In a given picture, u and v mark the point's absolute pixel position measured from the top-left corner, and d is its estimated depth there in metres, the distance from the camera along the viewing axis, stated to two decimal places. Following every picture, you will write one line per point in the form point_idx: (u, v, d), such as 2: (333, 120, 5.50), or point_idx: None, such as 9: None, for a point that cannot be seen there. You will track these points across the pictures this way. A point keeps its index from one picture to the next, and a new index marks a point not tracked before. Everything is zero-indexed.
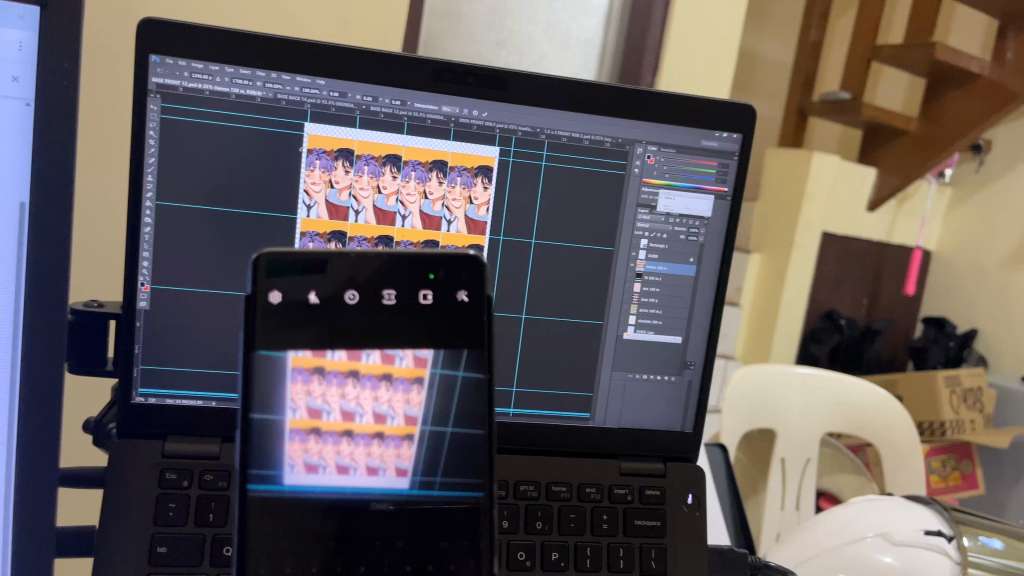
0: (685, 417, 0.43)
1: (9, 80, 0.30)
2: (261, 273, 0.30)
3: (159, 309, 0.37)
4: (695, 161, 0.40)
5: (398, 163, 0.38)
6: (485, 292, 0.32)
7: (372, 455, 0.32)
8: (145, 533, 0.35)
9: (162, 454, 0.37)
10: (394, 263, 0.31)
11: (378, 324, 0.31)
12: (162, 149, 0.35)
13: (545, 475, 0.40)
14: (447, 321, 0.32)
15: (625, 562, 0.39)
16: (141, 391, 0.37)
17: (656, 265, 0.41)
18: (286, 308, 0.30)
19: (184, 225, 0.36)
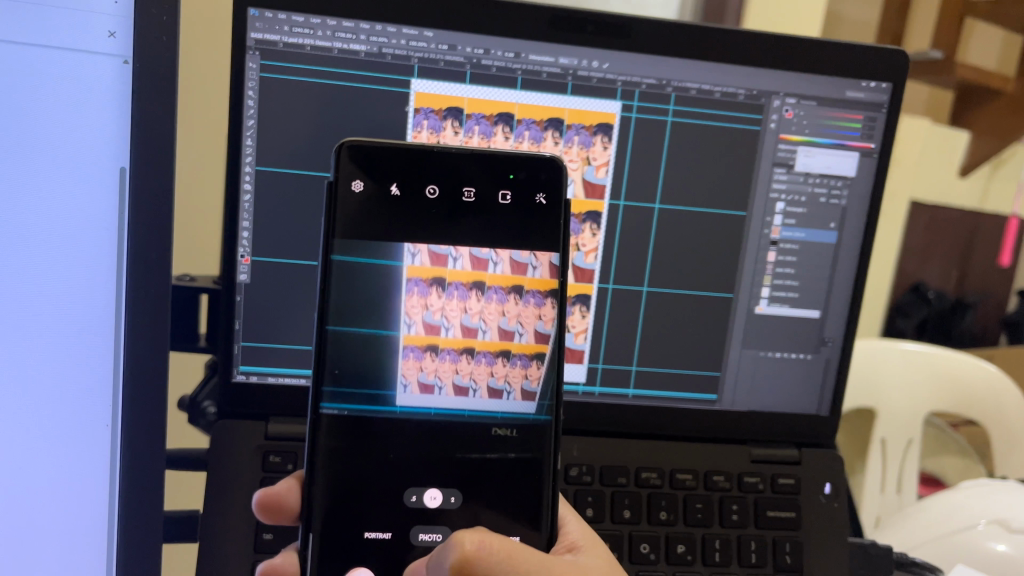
0: (822, 400, 0.39)
1: (106, 35, 0.27)
2: (345, 161, 0.29)
3: (259, 282, 0.34)
4: (840, 115, 0.36)
5: (510, 123, 0.34)
6: (565, 197, 0.30)
7: (494, 376, 0.31)
8: (250, 519, 0.34)
9: (265, 436, 0.35)
10: (475, 158, 0.29)
11: (456, 221, 0.30)
12: (262, 110, 0.33)
13: (668, 462, 0.37)
14: (526, 223, 0.30)
15: (758, 557, 0.36)
16: (242, 369, 0.35)
17: (793, 231, 0.37)
18: (366, 199, 0.29)
19: (285, 193, 0.34)
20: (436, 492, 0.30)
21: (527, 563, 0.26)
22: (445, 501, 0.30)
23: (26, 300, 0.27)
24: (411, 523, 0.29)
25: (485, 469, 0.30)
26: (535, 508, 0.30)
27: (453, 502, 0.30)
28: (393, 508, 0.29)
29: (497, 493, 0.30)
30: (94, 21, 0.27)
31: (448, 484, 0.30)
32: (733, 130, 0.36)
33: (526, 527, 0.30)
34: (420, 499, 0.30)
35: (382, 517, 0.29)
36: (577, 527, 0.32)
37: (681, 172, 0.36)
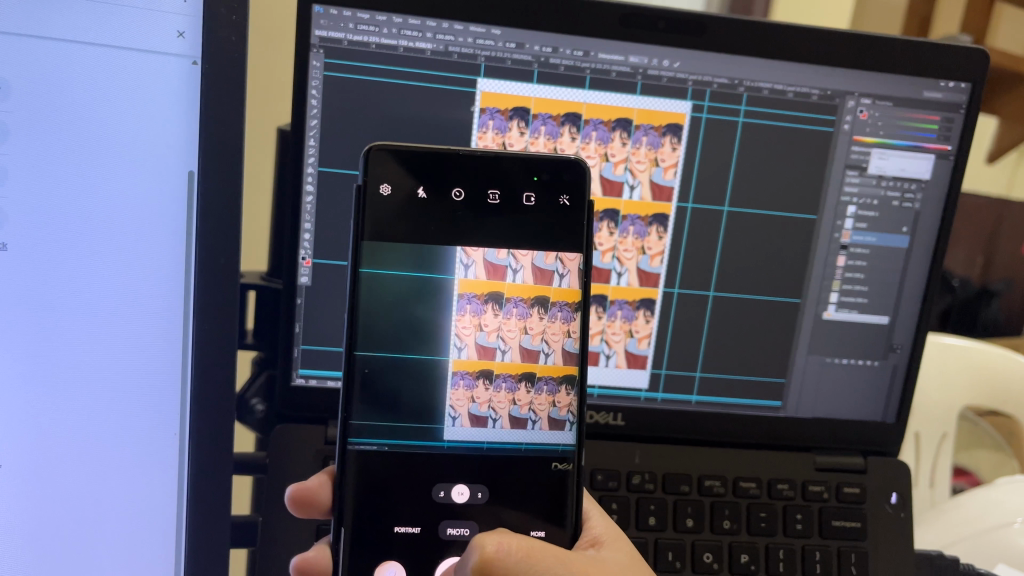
0: (888, 406, 0.38)
1: (174, 35, 0.27)
2: (371, 163, 0.28)
3: (320, 284, 0.34)
4: (916, 116, 0.35)
5: (577, 123, 0.33)
6: (588, 198, 0.28)
7: (557, 405, 0.30)
8: (310, 524, 0.34)
9: (326, 441, 0.34)
10: (499, 160, 0.28)
11: (481, 224, 0.29)
12: (325, 109, 0.32)
13: (731, 470, 0.36)
14: (552, 226, 0.29)
15: (822, 568, 0.35)
16: (301, 372, 0.34)
17: (864, 236, 0.36)
18: (393, 202, 0.28)
19: (347, 195, 0.33)
20: (463, 487, 0.29)
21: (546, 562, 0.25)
22: (472, 497, 0.28)
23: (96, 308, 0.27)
24: (439, 517, 0.28)
25: (514, 464, 0.29)
26: (562, 505, 0.29)
27: (479, 498, 0.28)
28: (422, 503, 0.28)
29: (522, 489, 0.29)
30: (161, 21, 0.26)
31: (475, 478, 0.29)
32: (807, 131, 0.35)
33: (553, 524, 0.28)
34: (447, 495, 0.28)
35: (411, 510, 0.28)
36: (602, 521, 0.31)
37: (753, 174, 0.35)
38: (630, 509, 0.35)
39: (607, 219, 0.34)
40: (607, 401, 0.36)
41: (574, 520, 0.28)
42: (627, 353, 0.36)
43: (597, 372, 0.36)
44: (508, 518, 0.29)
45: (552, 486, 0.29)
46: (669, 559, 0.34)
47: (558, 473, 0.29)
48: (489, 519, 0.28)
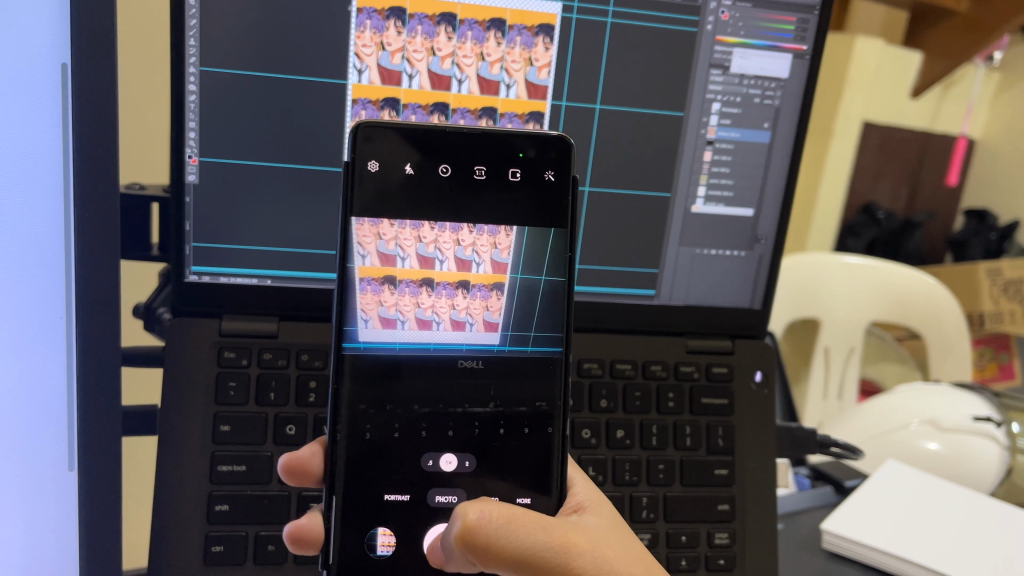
0: (755, 292, 0.41)
1: None
2: (364, 141, 0.29)
3: (208, 183, 0.35)
4: (773, 16, 0.37)
5: (453, 23, 0.35)
6: (572, 173, 0.31)
7: (456, 308, 0.32)
8: (207, 413, 0.35)
9: (219, 333, 0.36)
10: (484, 138, 0.30)
11: (469, 199, 0.31)
12: (203, 8, 0.33)
13: (608, 353, 0.39)
14: (536, 199, 0.31)
15: (691, 440, 0.39)
16: (194, 270, 0.36)
17: (728, 131, 0.38)
18: (383, 177, 0.30)
19: (230, 95, 0.34)
20: (451, 456, 0.30)
21: (526, 527, 0.27)
22: (460, 465, 0.30)
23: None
24: (428, 486, 0.30)
25: (498, 432, 0.31)
26: (544, 474, 0.31)
27: (468, 466, 0.30)
28: (410, 473, 0.30)
29: (506, 460, 0.31)
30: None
31: (463, 448, 0.31)
32: (673, 32, 0.37)
33: (539, 494, 0.31)
34: (436, 463, 0.30)
35: (401, 480, 0.30)
36: (585, 488, 0.32)
37: (623, 73, 0.37)
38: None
39: (487, 117, 0.36)
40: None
41: (559, 487, 0.31)
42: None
43: None
44: (492, 486, 0.31)
45: (534, 453, 0.31)
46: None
47: (545, 444, 0.31)
48: (477, 487, 0.30)
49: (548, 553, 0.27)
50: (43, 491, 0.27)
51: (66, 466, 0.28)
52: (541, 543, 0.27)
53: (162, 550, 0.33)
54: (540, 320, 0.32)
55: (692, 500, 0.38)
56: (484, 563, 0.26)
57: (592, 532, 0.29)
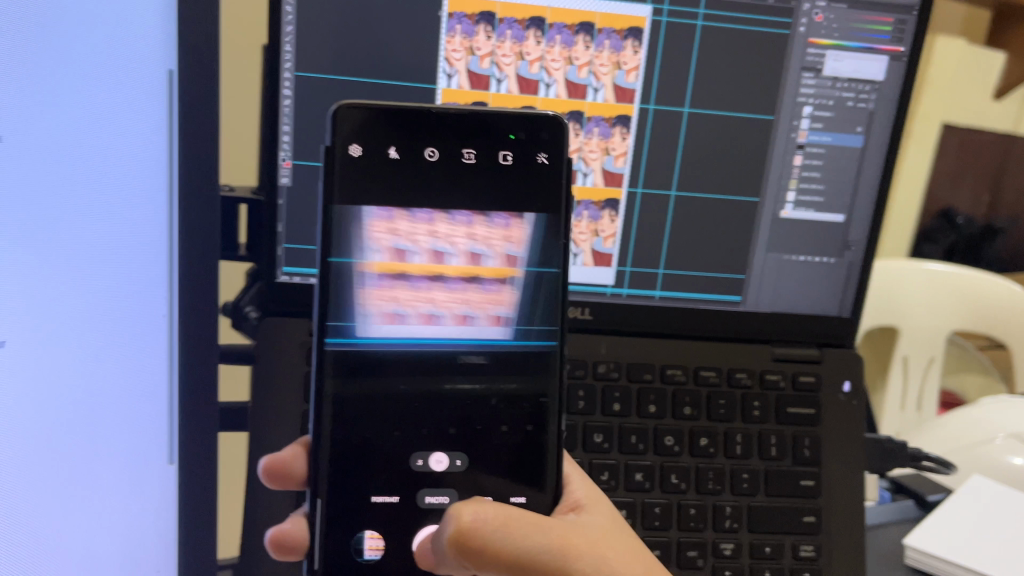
0: (844, 300, 0.40)
1: None
2: (343, 123, 0.28)
3: (299, 186, 0.36)
4: (870, 18, 0.36)
5: (542, 27, 0.35)
6: (565, 156, 0.30)
7: (468, 305, 0.30)
8: (297, 410, 0.35)
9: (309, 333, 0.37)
10: (469, 119, 0.29)
11: (465, 182, 0.29)
12: (300, 14, 0.34)
13: (692, 359, 0.39)
14: (525, 183, 0.29)
15: (777, 450, 0.38)
16: (285, 271, 0.37)
17: (819, 135, 0.37)
18: (366, 163, 0.28)
19: (323, 100, 0.35)
20: (442, 455, 0.29)
21: (520, 530, 0.26)
22: (451, 464, 0.29)
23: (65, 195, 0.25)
24: (417, 485, 0.29)
25: (496, 429, 0.29)
26: (537, 467, 0.29)
27: (459, 465, 0.29)
28: (401, 472, 0.29)
29: (483, 454, 0.29)
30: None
31: (453, 446, 0.29)
32: (764, 34, 0.36)
33: (533, 489, 0.29)
34: (425, 463, 0.29)
35: (388, 481, 0.29)
36: (583, 486, 0.31)
37: (712, 75, 0.36)
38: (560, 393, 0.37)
39: (573, 120, 0.36)
40: (575, 296, 0.38)
41: (554, 483, 0.29)
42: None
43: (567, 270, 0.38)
44: (481, 483, 0.29)
45: (526, 452, 0.29)
46: (596, 441, 0.36)
47: (534, 440, 0.30)
48: (467, 486, 0.29)
49: (545, 556, 0.26)
50: (146, 482, 0.28)
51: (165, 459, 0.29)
52: (541, 544, 0.26)
53: (253, 542, 0.34)
54: (541, 314, 0.30)
55: (777, 511, 0.37)
56: (477, 567, 0.26)
57: (593, 533, 0.28)
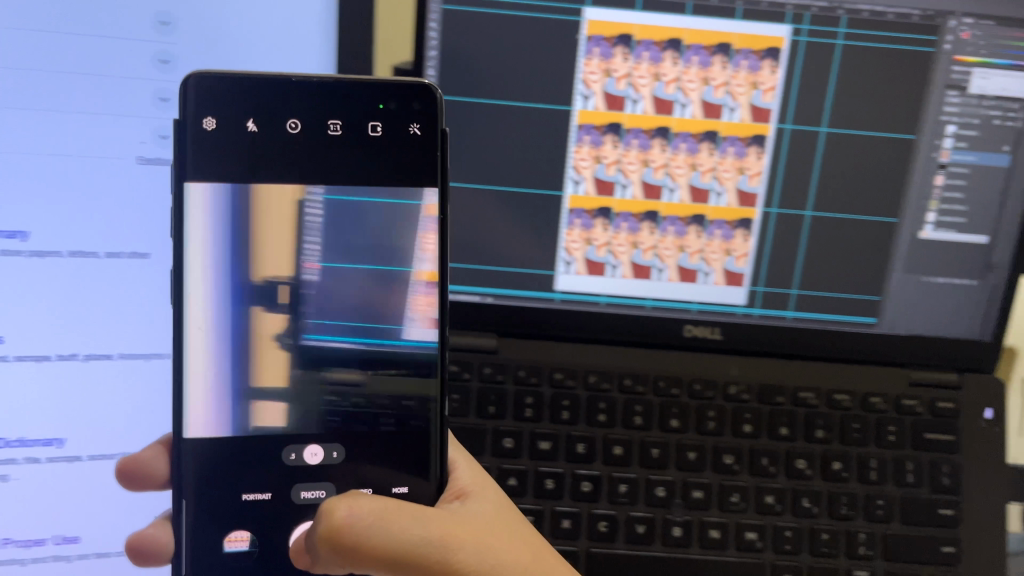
0: (985, 324, 0.39)
1: None
2: (192, 95, 0.26)
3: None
4: (1020, 34, 0.35)
5: (679, 48, 0.35)
6: (440, 124, 0.28)
7: None
8: None
9: None
10: (339, 89, 0.27)
11: (329, 159, 0.28)
12: (444, 40, 0.35)
13: (826, 383, 0.38)
14: (399, 157, 0.28)
15: (914, 477, 0.37)
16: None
17: (963, 155, 0.36)
18: (220, 136, 0.27)
19: (463, 122, 0.36)
20: (317, 447, 0.27)
21: (403, 523, 0.25)
22: (327, 456, 0.27)
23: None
24: (292, 481, 0.27)
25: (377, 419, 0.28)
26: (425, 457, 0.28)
27: (335, 456, 0.28)
28: (268, 467, 0.27)
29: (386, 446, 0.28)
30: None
31: (326, 437, 0.28)
32: (907, 52, 0.35)
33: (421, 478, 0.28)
34: (299, 456, 0.27)
35: (258, 477, 0.27)
36: (467, 471, 0.31)
37: (852, 93, 0.36)
38: (692, 414, 0.37)
39: (707, 140, 0.36)
40: (705, 316, 0.38)
41: (439, 472, 0.28)
42: (677, 267, 0.38)
43: (698, 289, 0.38)
44: (368, 474, 0.28)
45: (406, 441, 0.28)
46: (727, 462, 0.36)
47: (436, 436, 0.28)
48: (346, 477, 0.28)
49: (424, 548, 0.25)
50: None
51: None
52: (418, 536, 0.25)
53: None
54: None
55: (914, 539, 0.36)
56: (355, 565, 0.25)
57: (473, 521, 0.28)
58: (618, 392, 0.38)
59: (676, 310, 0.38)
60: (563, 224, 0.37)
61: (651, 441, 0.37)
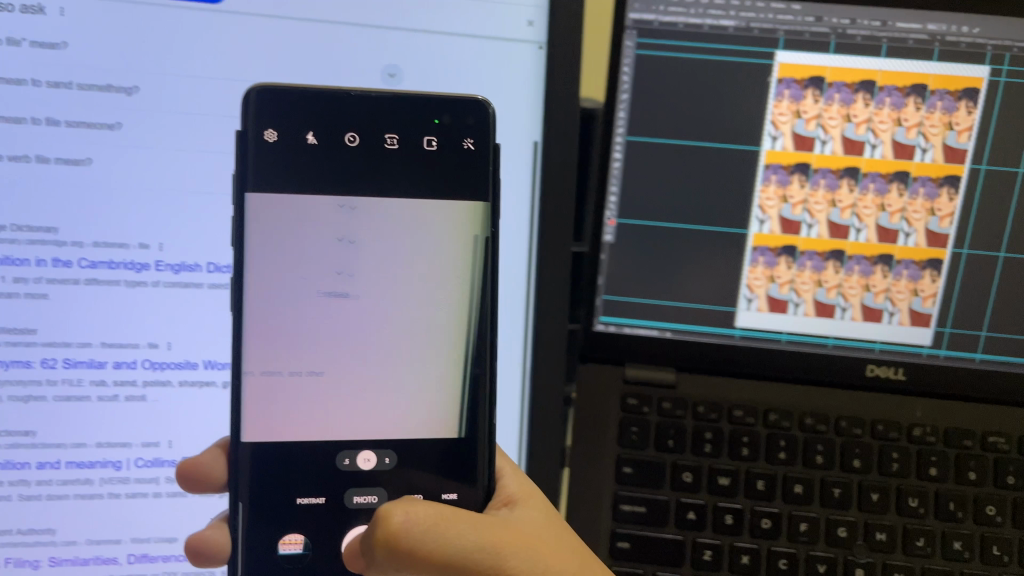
0: None
1: (525, 25, 0.32)
2: (253, 107, 0.27)
3: (622, 241, 0.38)
4: None
5: (872, 90, 0.35)
6: (491, 138, 0.29)
7: None
8: (615, 454, 0.38)
9: (625, 380, 0.39)
10: (394, 104, 0.29)
11: (385, 171, 0.29)
12: (635, 83, 0.37)
13: (1017, 429, 0.38)
14: (451, 170, 0.29)
15: None
16: (602, 319, 0.39)
17: None
18: (279, 148, 0.28)
19: (652, 162, 0.37)
20: (370, 454, 0.28)
21: (457, 531, 0.25)
22: (379, 462, 0.28)
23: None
24: (345, 487, 0.28)
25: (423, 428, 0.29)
26: (472, 465, 0.29)
27: (387, 463, 0.28)
28: (325, 474, 0.28)
29: (423, 452, 0.28)
30: (518, 13, 0.32)
31: (381, 444, 0.28)
32: None
33: (466, 486, 0.28)
34: (353, 462, 0.28)
35: (313, 482, 0.28)
36: (515, 480, 0.31)
37: None
38: (873, 454, 0.37)
39: (898, 180, 0.36)
40: (842, 351, 0.38)
41: (487, 479, 0.29)
42: (863, 307, 0.38)
43: (834, 324, 0.38)
44: (418, 483, 0.28)
45: (456, 450, 0.28)
46: (872, 499, 0.36)
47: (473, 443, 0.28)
48: (398, 485, 0.28)
49: (478, 556, 0.25)
50: None
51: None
52: (474, 543, 0.25)
53: None
54: None
55: None
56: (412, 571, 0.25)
57: (522, 528, 0.28)
58: (762, 426, 0.38)
59: (854, 349, 0.38)
60: (747, 261, 0.38)
61: (794, 477, 0.36)
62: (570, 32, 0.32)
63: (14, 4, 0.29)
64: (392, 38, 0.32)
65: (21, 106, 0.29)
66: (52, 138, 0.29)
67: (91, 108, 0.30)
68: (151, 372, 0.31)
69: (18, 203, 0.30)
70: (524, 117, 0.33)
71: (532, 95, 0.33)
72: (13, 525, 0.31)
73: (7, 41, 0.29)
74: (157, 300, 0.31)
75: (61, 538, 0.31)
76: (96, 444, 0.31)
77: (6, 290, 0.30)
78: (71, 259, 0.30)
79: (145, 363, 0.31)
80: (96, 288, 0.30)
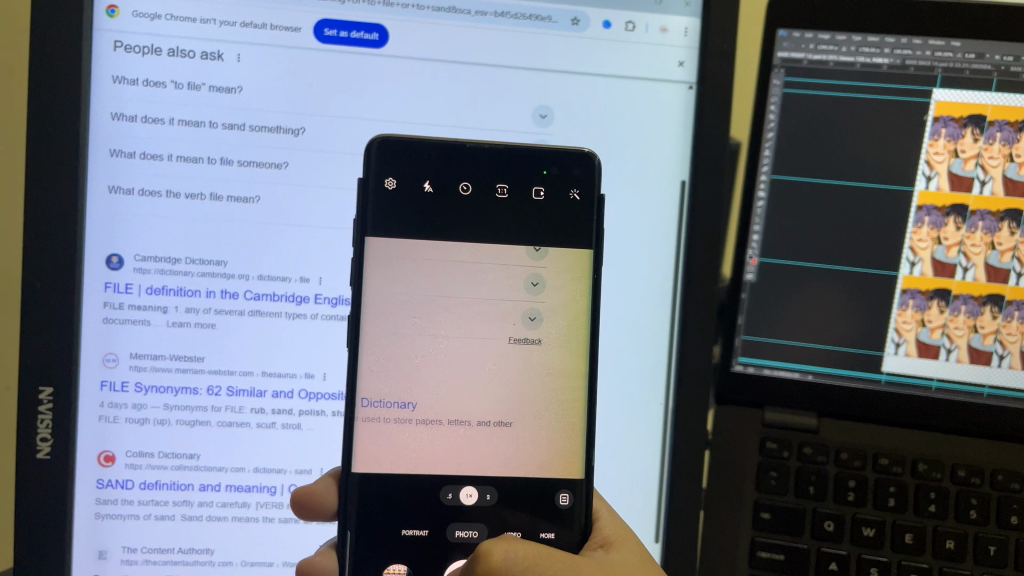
0: None
1: (677, 65, 0.34)
2: (374, 156, 0.29)
3: (763, 281, 0.38)
4: None
5: (981, 124, 0.36)
6: (597, 190, 0.30)
7: None
8: (749, 497, 0.37)
9: (763, 423, 0.39)
10: (506, 156, 0.30)
11: (493, 218, 0.30)
12: (781, 122, 0.37)
13: None
14: (558, 218, 0.30)
15: None
16: (741, 360, 0.39)
17: None
18: (398, 196, 0.29)
19: (796, 202, 0.38)
20: (472, 490, 0.29)
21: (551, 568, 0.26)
22: (480, 499, 0.29)
23: (607, 307, 0.34)
24: (447, 521, 0.29)
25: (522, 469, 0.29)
26: (568, 506, 0.29)
27: (488, 499, 0.29)
28: (428, 506, 0.29)
29: (522, 491, 0.29)
30: (669, 54, 0.34)
31: (483, 480, 0.29)
32: None
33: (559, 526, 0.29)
34: (456, 497, 0.29)
35: (416, 514, 0.28)
36: (611, 523, 0.32)
37: None
38: (990, 505, 0.36)
39: (1009, 219, 0.36)
40: (997, 401, 0.37)
41: (583, 522, 0.29)
42: (970, 348, 0.37)
43: (989, 371, 0.37)
44: (513, 521, 0.29)
45: (550, 491, 0.29)
46: None
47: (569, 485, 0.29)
48: (497, 522, 0.29)
49: None
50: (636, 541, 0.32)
51: (651, 538, 0.35)
52: None
53: None
54: None
55: None
56: None
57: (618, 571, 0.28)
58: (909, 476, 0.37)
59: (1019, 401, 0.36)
60: (896, 305, 0.37)
61: (946, 531, 0.35)
62: (721, 70, 0.34)
63: (195, 51, 0.32)
64: (544, 80, 0.34)
65: (196, 146, 0.32)
66: (223, 176, 0.32)
67: (261, 149, 0.32)
68: (306, 401, 0.33)
69: (190, 237, 0.32)
70: (673, 156, 0.34)
71: (680, 133, 0.34)
72: (174, 545, 0.33)
73: (172, 83, 0.32)
74: (318, 330, 0.33)
75: (217, 559, 0.33)
76: (253, 468, 0.33)
77: (178, 319, 0.32)
78: (238, 291, 0.32)
79: (301, 393, 0.33)
80: (258, 319, 0.33)
